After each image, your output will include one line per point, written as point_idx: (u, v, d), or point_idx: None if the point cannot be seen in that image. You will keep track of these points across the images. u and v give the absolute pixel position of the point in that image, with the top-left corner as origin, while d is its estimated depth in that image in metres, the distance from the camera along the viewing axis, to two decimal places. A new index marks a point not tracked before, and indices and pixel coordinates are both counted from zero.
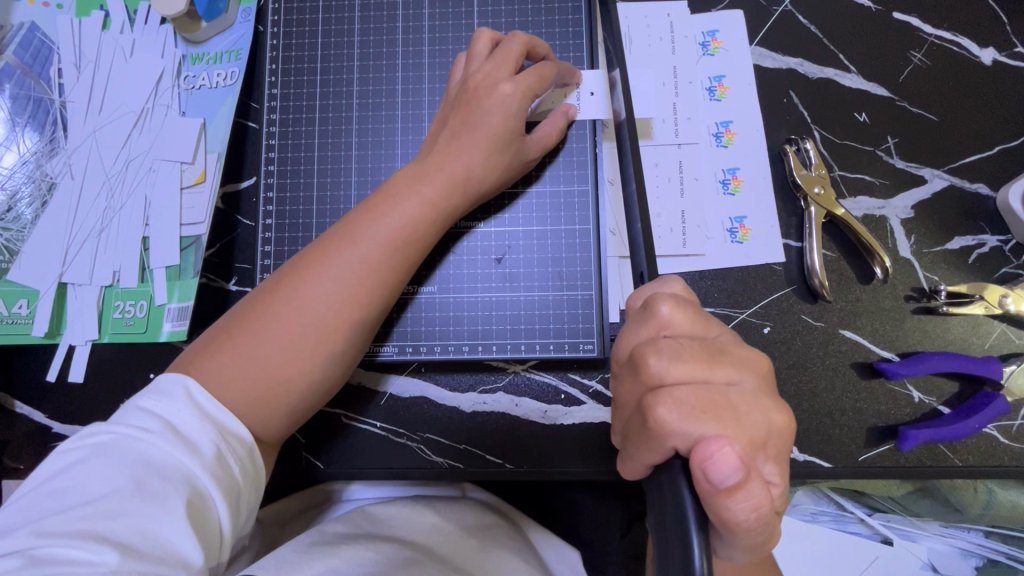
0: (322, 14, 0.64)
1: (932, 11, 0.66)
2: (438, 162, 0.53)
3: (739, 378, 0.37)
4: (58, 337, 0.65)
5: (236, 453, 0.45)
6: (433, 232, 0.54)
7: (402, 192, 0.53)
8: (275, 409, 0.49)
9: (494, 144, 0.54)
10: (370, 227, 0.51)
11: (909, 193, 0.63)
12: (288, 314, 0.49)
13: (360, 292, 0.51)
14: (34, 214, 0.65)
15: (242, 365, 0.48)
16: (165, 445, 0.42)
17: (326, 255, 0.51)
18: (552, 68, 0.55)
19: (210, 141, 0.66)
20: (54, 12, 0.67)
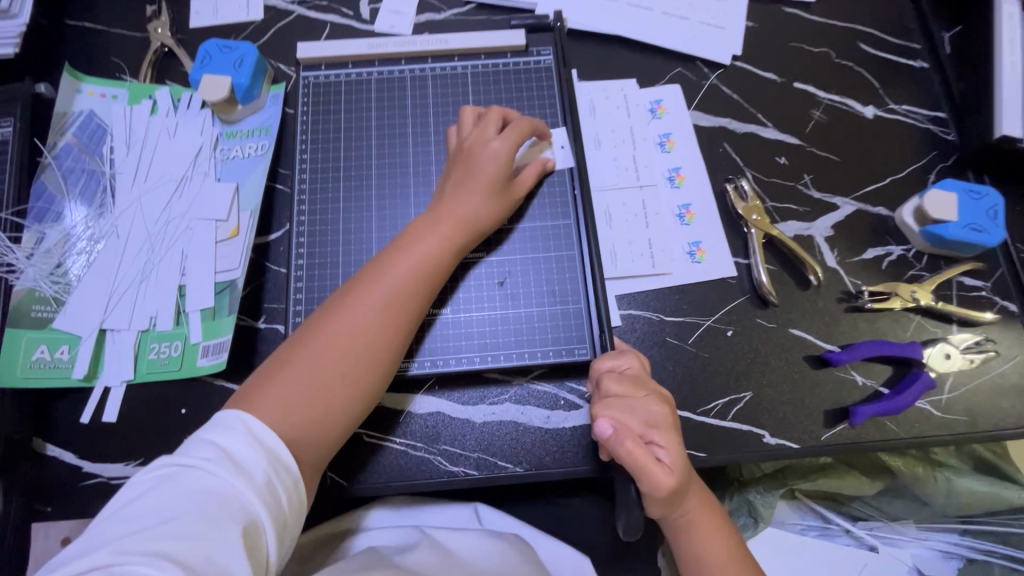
0: (344, 95, 0.78)
1: (823, 81, 0.85)
2: (448, 209, 0.65)
3: (652, 393, 0.57)
4: (95, 379, 0.70)
5: (285, 480, 0.50)
6: (449, 266, 0.64)
7: (421, 236, 0.63)
8: (329, 430, 0.56)
9: (488, 190, 0.66)
10: (397, 267, 0.61)
11: (828, 216, 0.78)
12: (334, 346, 0.57)
13: (393, 322, 0.60)
14: (80, 269, 0.72)
15: (298, 395, 0.55)
16: (223, 473, 0.47)
17: (359, 292, 0.60)
18: (527, 124, 0.69)
19: (243, 201, 0.77)
20: (110, 102, 0.79)
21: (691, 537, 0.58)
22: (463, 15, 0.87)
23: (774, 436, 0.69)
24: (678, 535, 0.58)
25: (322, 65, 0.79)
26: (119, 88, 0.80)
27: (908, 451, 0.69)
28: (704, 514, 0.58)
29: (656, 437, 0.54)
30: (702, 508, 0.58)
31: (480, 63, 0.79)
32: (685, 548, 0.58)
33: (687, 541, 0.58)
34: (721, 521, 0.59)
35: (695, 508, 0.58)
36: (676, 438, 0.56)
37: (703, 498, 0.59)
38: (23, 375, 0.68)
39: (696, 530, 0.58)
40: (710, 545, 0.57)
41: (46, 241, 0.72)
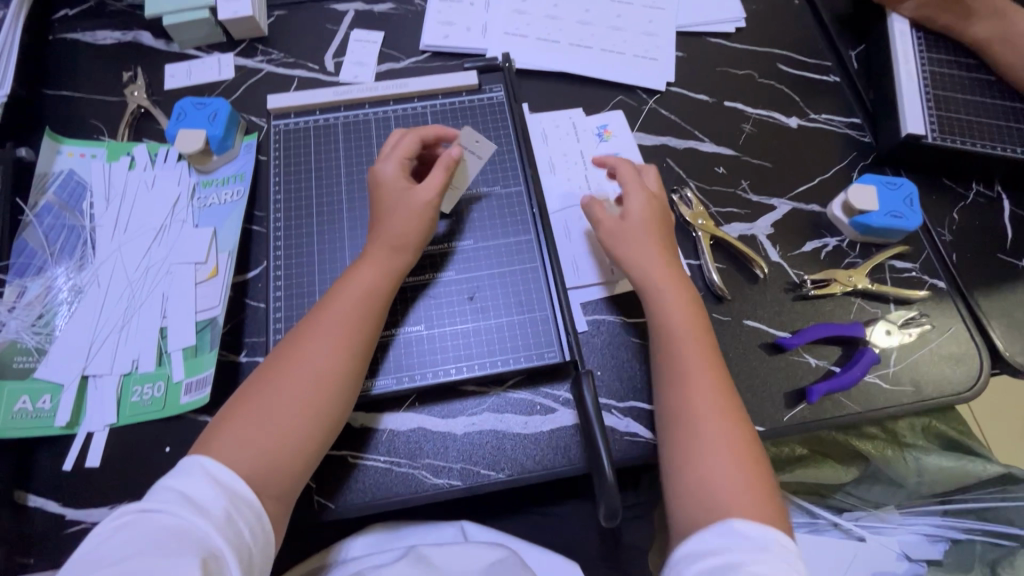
0: (313, 138, 0.84)
1: (750, 99, 0.94)
2: (379, 243, 0.70)
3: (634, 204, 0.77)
4: (77, 426, 0.71)
5: (246, 515, 0.55)
6: (388, 290, 0.69)
7: (357, 270, 0.69)
8: (288, 464, 0.60)
9: (392, 208, 0.71)
10: (337, 304, 0.66)
11: (767, 216, 0.85)
12: (281, 379, 0.62)
13: (334, 348, 0.64)
14: (61, 320, 0.74)
15: (249, 429, 0.59)
16: (183, 512, 0.51)
17: (306, 333, 0.65)
18: (411, 138, 0.74)
19: (221, 243, 0.81)
20: (89, 160, 0.84)
21: (679, 341, 0.67)
22: (421, 63, 0.95)
23: None
24: (670, 345, 0.67)
25: (292, 113, 0.85)
26: (98, 148, 0.85)
27: (865, 424, 0.74)
28: (695, 345, 0.67)
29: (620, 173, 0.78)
30: (702, 368, 0.65)
31: (438, 102, 0.86)
32: (678, 393, 0.65)
33: (677, 367, 0.66)
34: (726, 387, 0.65)
35: (671, 281, 0.70)
36: (643, 195, 0.75)
37: (689, 299, 0.70)
38: (5, 426, 0.69)
39: (683, 336, 0.67)
40: (706, 398, 0.64)
41: (28, 294, 0.75)
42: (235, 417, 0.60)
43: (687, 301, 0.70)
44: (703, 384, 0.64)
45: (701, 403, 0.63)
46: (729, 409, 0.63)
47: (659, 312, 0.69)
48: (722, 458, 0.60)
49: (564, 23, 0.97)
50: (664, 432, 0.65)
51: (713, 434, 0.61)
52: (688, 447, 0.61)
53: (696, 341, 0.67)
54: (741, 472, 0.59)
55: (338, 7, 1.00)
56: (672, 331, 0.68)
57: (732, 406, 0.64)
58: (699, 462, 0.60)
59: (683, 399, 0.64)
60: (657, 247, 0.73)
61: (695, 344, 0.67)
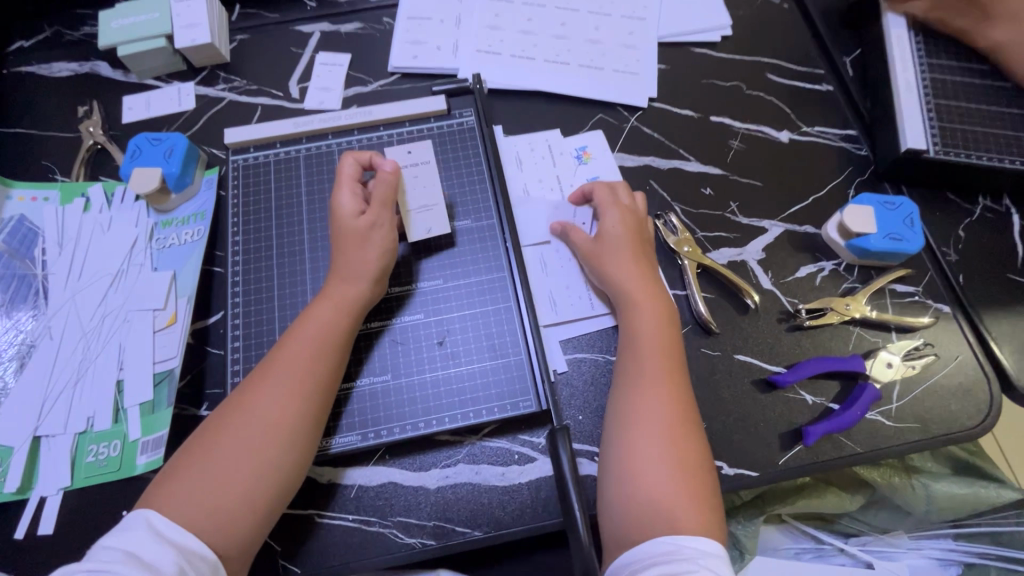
0: (274, 173, 0.79)
1: (737, 112, 0.89)
2: (338, 280, 0.65)
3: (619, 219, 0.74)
4: (29, 491, 0.67)
5: (199, 568, 0.50)
6: (347, 326, 0.63)
7: (315, 305, 0.64)
8: (236, 523, 0.54)
9: (344, 240, 0.66)
10: (293, 346, 0.61)
11: (758, 240, 0.80)
12: (233, 423, 0.57)
13: (288, 389, 0.59)
14: (12, 377, 0.71)
15: (195, 481, 0.54)
16: (127, 571, 0.47)
17: (259, 379, 0.59)
18: (351, 164, 0.71)
19: (180, 288, 0.76)
20: (41, 204, 0.80)
21: (642, 354, 0.64)
22: (390, 85, 0.90)
23: (732, 465, 0.68)
24: (632, 356, 0.65)
25: (251, 147, 0.80)
26: (51, 190, 0.81)
27: (868, 465, 0.69)
28: (656, 353, 0.64)
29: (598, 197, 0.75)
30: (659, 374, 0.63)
31: (405, 130, 0.82)
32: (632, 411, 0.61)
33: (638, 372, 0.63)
34: (680, 395, 0.62)
35: (635, 281, 0.68)
36: (617, 217, 0.72)
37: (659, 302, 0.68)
38: None
39: (647, 347, 0.65)
40: (660, 402, 0.61)
41: None
42: (179, 474, 0.55)
43: (660, 308, 0.67)
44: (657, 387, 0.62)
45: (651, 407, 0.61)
46: (678, 414, 0.60)
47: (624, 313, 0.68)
48: (660, 462, 0.57)
49: (539, 38, 0.92)
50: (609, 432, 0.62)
51: (663, 452, 0.58)
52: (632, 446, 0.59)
53: (659, 345, 0.65)
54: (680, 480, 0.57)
55: (304, 29, 0.95)
56: (635, 332, 0.66)
57: (686, 415, 0.61)
58: (643, 471, 0.57)
59: (634, 400, 0.62)
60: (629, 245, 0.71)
61: (654, 347, 0.65)
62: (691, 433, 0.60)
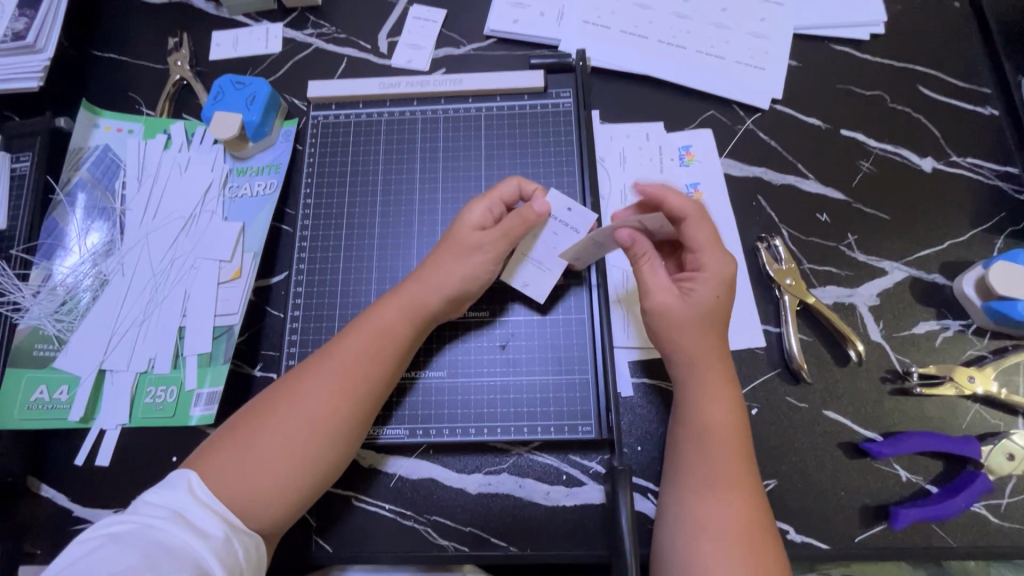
0: (353, 136, 0.75)
1: (874, 129, 0.77)
2: (415, 281, 0.61)
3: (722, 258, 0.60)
4: (92, 421, 0.69)
5: (242, 538, 0.49)
6: (414, 334, 0.60)
7: (387, 306, 0.60)
8: (265, 514, 0.52)
9: (447, 250, 0.61)
10: (352, 348, 0.58)
11: (873, 283, 0.70)
12: (285, 412, 0.55)
13: (345, 392, 0.56)
14: (84, 308, 0.72)
15: (238, 461, 0.52)
16: (176, 530, 0.46)
17: (312, 370, 0.57)
18: (511, 186, 0.64)
19: (248, 242, 0.75)
20: (125, 136, 0.80)
21: (711, 444, 0.56)
22: (483, 50, 0.83)
23: (799, 532, 0.62)
24: (698, 443, 0.57)
25: (333, 105, 0.76)
26: (135, 123, 0.80)
27: (958, 560, 0.61)
28: (740, 438, 0.57)
29: (695, 235, 0.60)
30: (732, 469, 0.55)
31: (495, 104, 0.75)
32: (705, 492, 0.54)
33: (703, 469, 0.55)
34: (753, 492, 0.55)
35: (709, 356, 0.59)
36: (717, 275, 0.59)
37: (730, 384, 0.59)
38: (21, 416, 0.68)
39: (727, 437, 0.56)
40: (733, 491, 0.54)
41: (53, 278, 0.72)
42: (218, 456, 0.52)
43: (732, 389, 0.58)
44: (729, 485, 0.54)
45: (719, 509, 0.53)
46: (751, 517, 0.53)
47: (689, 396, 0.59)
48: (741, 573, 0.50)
49: (656, 14, 0.82)
50: (668, 528, 0.55)
51: (729, 552, 0.51)
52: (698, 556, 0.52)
53: (731, 437, 0.56)
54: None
55: None
56: (703, 417, 0.57)
57: (760, 517, 0.53)
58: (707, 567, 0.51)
59: (716, 491, 0.54)
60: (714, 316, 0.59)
61: (728, 438, 0.56)
62: (768, 539, 0.53)
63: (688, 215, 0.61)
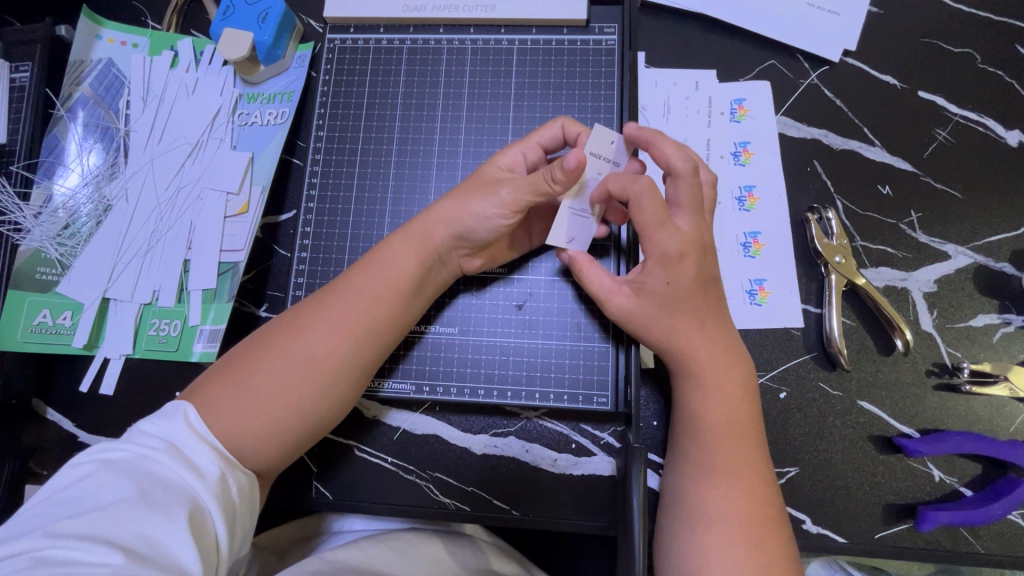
0: (371, 65, 0.68)
1: (959, 92, 0.67)
2: (429, 219, 0.55)
3: (686, 233, 0.52)
4: (96, 349, 0.68)
5: (238, 473, 0.47)
6: (426, 278, 0.56)
7: (398, 245, 0.55)
8: (260, 451, 0.49)
9: (469, 196, 0.55)
10: (357, 287, 0.54)
11: (932, 267, 0.63)
12: (285, 349, 0.51)
13: (350, 333, 0.52)
14: (87, 233, 0.69)
15: (234, 395, 0.49)
16: (170, 463, 0.43)
17: (314, 307, 0.53)
18: (552, 130, 0.57)
19: (256, 175, 0.71)
20: (129, 50, 0.74)
21: (703, 438, 0.52)
22: None
23: (816, 523, 0.58)
24: (692, 434, 0.53)
25: (351, 27, 0.69)
26: (141, 36, 0.74)
27: (983, 566, 0.58)
28: (755, 426, 0.53)
29: (638, 218, 0.51)
30: (739, 459, 0.51)
31: (530, 37, 0.67)
32: (716, 482, 0.50)
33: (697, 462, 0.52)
34: (761, 479, 0.51)
35: (707, 347, 0.53)
36: (661, 257, 0.51)
37: (733, 376, 0.53)
38: (23, 339, 0.66)
39: (744, 423, 0.52)
40: (748, 481, 0.50)
41: (55, 199, 0.68)
42: (211, 390, 0.49)
43: (733, 380, 0.53)
44: (729, 476, 0.50)
45: (722, 499, 0.50)
46: (762, 508, 0.49)
47: (683, 390, 0.54)
48: (742, 566, 0.47)
49: None
50: (665, 516, 0.53)
51: (735, 545, 0.48)
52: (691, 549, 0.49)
53: (734, 432, 0.52)
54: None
55: None
56: (717, 405, 0.52)
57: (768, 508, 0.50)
58: (707, 556, 0.48)
59: (729, 481, 0.50)
60: (706, 307, 0.53)
61: (731, 434, 0.52)
62: (776, 530, 0.49)
63: (632, 197, 0.51)
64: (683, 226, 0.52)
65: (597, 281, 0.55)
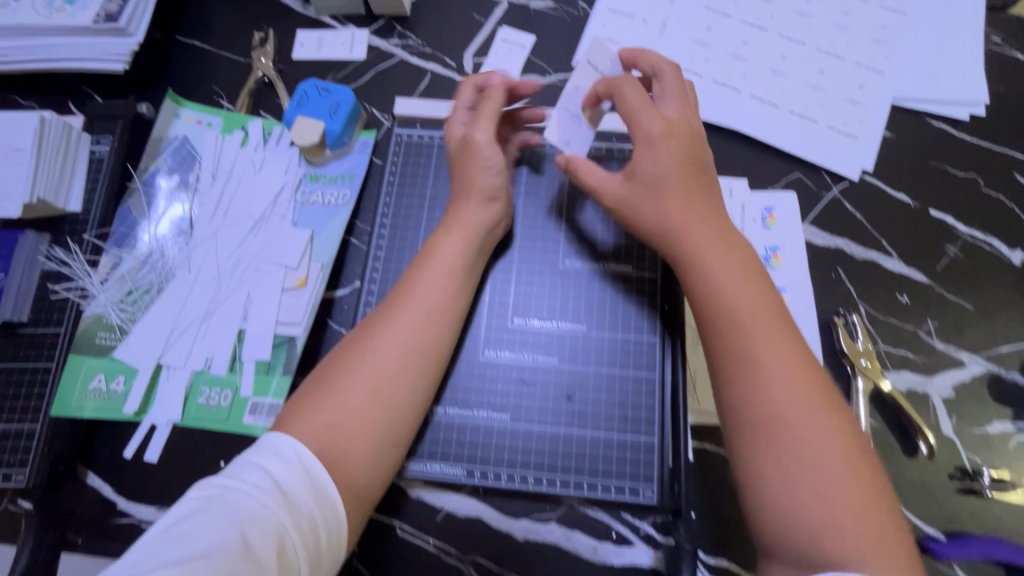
0: (435, 158, 0.74)
1: (965, 212, 0.75)
2: (465, 211, 0.63)
3: (675, 158, 0.56)
4: (144, 415, 0.69)
5: (330, 516, 0.48)
6: (471, 263, 0.62)
7: (444, 240, 0.62)
8: (355, 452, 0.52)
9: (469, 183, 0.63)
10: (417, 288, 0.59)
11: (949, 373, 0.68)
12: (364, 356, 0.55)
13: (420, 327, 0.57)
14: (150, 299, 0.71)
15: (323, 405, 0.52)
16: (273, 509, 0.44)
17: (380, 315, 0.58)
18: (468, 92, 0.67)
19: (316, 252, 0.74)
20: (204, 129, 0.79)
21: (759, 379, 0.48)
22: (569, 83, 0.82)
23: None
24: (718, 363, 0.51)
25: (418, 123, 0.75)
26: (215, 116, 0.80)
27: None
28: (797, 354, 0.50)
29: (623, 105, 0.58)
30: (815, 420, 0.47)
31: None
32: (746, 394, 0.48)
33: (770, 446, 0.46)
34: (834, 404, 0.48)
35: (731, 277, 0.52)
36: (648, 142, 0.56)
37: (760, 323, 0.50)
38: (77, 404, 0.67)
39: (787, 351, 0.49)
40: (800, 395, 0.48)
41: (122, 266, 0.72)
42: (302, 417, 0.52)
43: (765, 303, 0.51)
44: (803, 429, 0.46)
45: (815, 453, 0.46)
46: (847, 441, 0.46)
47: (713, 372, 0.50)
48: (835, 505, 0.44)
49: (751, 67, 0.80)
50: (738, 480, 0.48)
51: (810, 458, 0.45)
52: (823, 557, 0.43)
53: (791, 399, 0.47)
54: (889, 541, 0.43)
55: None
56: (746, 332, 0.50)
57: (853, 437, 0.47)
58: (781, 474, 0.46)
59: (787, 424, 0.47)
60: (718, 262, 0.53)
61: (787, 382, 0.48)
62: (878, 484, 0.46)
63: (619, 91, 0.58)
64: (670, 118, 0.57)
65: (582, 168, 0.61)
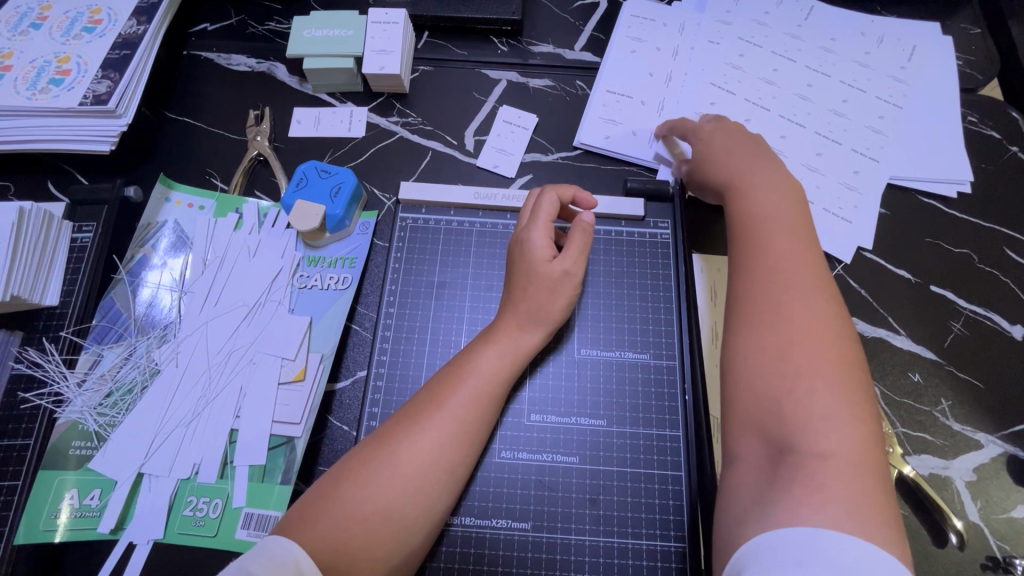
0: (441, 246, 0.74)
1: (964, 288, 0.76)
2: (512, 325, 0.62)
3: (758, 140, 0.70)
4: (120, 534, 0.62)
5: None
6: (507, 375, 0.60)
7: (482, 347, 0.60)
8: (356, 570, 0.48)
9: (532, 279, 0.62)
10: (454, 394, 0.56)
11: (968, 455, 0.68)
12: (398, 469, 0.52)
13: (457, 445, 0.55)
14: (131, 399, 0.66)
15: (336, 516, 0.48)
16: None
17: (411, 419, 0.55)
18: (552, 199, 0.66)
19: (315, 341, 0.69)
20: (196, 212, 0.76)
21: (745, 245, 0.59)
22: (571, 160, 0.82)
23: None
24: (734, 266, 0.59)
25: (422, 208, 0.76)
26: (208, 199, 0.77)
27: None
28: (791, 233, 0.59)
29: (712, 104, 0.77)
30: (821, 370, 0.48)
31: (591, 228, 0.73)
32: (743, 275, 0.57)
33: (769, 381, 0.49)
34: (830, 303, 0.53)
35: (760, 202, 0.62)
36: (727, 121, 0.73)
37: (802, 284, 0.54)
38: (45, 527, 0.61)
39: (772, 228, 0.59)
40: (800, 292, 0.53)
41: (102, 364, 0.67)
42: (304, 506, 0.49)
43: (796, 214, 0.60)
44: (807, 372, 0.48)
45: (807, 385, 0.48)
46: (847, 389, 0.47)
47: (731, 317, 0.56)
48: (830, 396, 0.47)
49: None
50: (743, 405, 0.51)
51: (799, 334, 0.51)
52: (782, 497, 0.43)
53: (813, 346, 0.50)
54: (864, 514, 0.40)
55: (491, 75, 0.88)
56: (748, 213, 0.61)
57: (864, 405, 0.47)
58: (796, 373, 0.49)
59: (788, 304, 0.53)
60: (764, 229, 0.59)
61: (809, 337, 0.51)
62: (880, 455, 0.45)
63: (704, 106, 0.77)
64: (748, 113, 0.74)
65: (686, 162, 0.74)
